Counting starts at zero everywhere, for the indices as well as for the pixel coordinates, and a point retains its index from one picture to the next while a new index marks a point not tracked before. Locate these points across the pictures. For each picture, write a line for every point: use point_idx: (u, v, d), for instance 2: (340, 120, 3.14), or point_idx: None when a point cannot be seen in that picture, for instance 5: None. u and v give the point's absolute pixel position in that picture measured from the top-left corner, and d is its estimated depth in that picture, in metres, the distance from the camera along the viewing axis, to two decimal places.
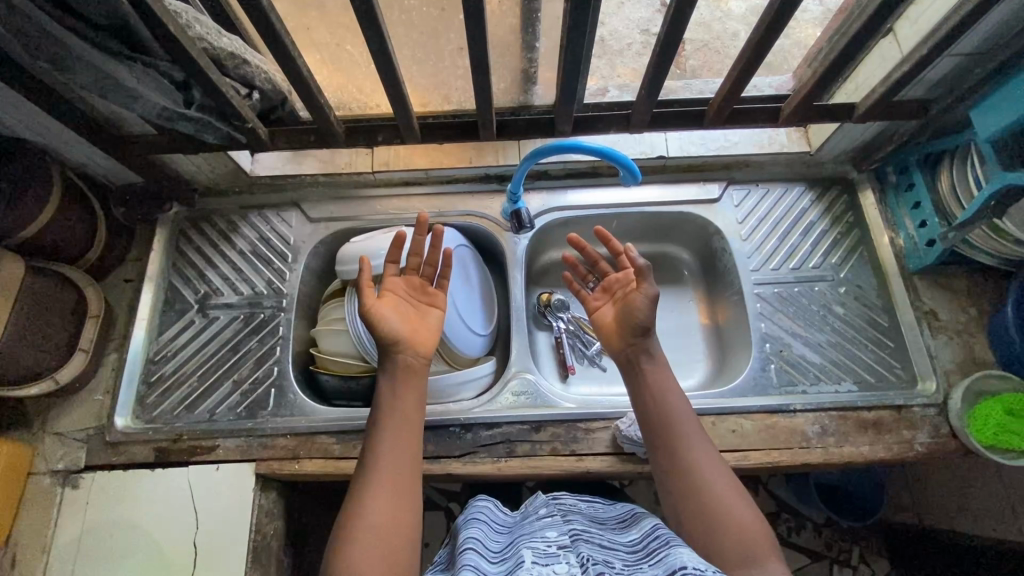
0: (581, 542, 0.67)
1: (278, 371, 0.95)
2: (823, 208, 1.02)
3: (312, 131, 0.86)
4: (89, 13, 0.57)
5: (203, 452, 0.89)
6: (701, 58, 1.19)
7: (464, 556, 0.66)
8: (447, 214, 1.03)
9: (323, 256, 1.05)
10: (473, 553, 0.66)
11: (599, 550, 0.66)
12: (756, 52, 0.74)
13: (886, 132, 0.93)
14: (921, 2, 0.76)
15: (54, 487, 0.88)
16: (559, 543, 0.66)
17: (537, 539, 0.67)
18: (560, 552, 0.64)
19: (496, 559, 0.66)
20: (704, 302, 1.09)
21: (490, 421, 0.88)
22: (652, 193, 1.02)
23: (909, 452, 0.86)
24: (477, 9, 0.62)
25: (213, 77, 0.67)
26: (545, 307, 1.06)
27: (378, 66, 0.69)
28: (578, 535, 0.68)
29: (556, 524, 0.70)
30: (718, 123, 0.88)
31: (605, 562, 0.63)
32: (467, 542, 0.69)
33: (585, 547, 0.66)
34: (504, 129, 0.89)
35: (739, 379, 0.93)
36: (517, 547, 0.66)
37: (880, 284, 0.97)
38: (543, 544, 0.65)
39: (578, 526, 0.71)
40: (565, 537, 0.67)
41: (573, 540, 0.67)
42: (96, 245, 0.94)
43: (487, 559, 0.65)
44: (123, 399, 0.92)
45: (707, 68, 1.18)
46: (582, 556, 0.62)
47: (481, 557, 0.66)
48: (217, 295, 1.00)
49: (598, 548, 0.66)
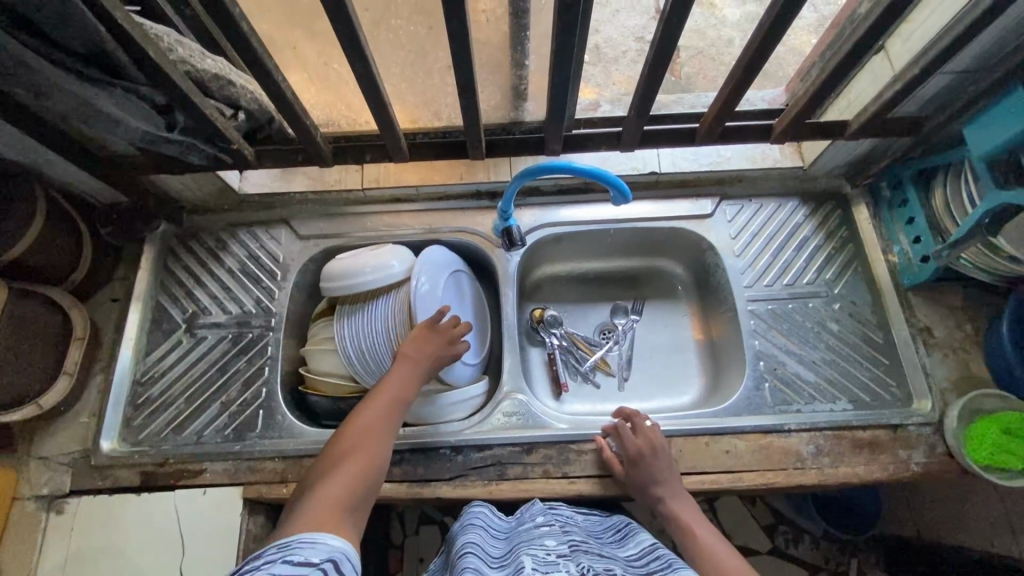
0: (580, 552, 0.68)
1: (266, 393, 0.93)
2: (818, 223, 1.01)
3: (297, 151, 0.85)
4: (65, 41, 0.56)
5: (190, 476, 0.88)
6: (696, 65, 1.18)
7: (464, 558, 0.66)
8: (438, 230, 1.02)
9: (312, 273, 1.04)
10: (473, 556, 0.66)
11: (598, 559, 0.67)
12: (747, 70, 0.73)
13: (879, 148, 0.92)
14: (913, 20, 0.75)
15: (38, 513, 0.86)
16: (558, 552, 0.67)
17: (536, 546, 0.67)
18: (559, 560, 0.64)
19: (496, 564, 0.67)
20: (699, 318, 1.08)
21: (481, 443, 0.86)
22: (644, 209, 1.02)
23: (905, 472, 0.85)
24: (462, 33, 0.61)
25: (196, 100, 0.66)
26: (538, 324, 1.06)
27: (363, 88, 0.68)
28: (577, 545, 0.69)
29: (555, 533, 0.71)
30: (709, 140, 0.88)
31: (606, 569, 0.64)
32: (465, 545, 0.69)
33: (583, 556, 0.66)
34: (493, 147, 0.89)
35: (733, 397, 0.91)
36: (517, 553, 0.67)
37: (875, 300, 0.96)
38: (542, 551, 0.66)
39: (576, 538, 0.72)
40: (564, 546, 0.68)
41: (572, 550, 0.68)
42: (82, 265, 0.93)
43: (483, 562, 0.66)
44: (110, 421, 0.91)
45: (702, 76, 1.17)
46: (582, 565, 0.63)
47: (482, 561, 0.66)
48: (205, 314, 0.98)
49: (597, 558, 0.67)
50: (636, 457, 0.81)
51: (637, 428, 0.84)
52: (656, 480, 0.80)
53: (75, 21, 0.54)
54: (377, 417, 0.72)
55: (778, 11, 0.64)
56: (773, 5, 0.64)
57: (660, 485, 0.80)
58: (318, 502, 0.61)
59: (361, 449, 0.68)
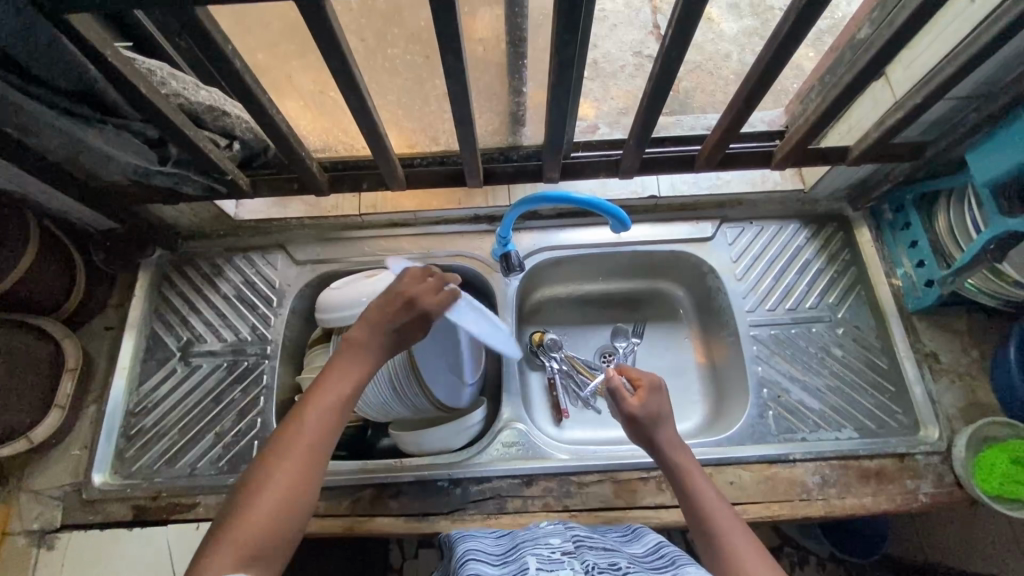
0: (585, 549, 0.65)
1: (261, 423, 0.92)
2: (819, 246, 1.00)
3: (294, 180, 0.85)
4: (52, 78, 0.56)
5: (183, 511, 0.86)
6: (695, 80, 1.17)
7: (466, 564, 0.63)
8: (436, 254, 1.00)
9: (309, 299, 1.03)
10: (475, 560, 0.63)
11: (603, 556, 0.63)
12: (746, 100, 0.72)
13: (880, 172, 0.91)
14: (913, 47, 0.74)
15: (30, 548, 0.85)
16: (562, 550, 0.64)
17: (541, 546, 0.64)
18: (564, 558, 0.61)
19: (498, 563, 0.63)
20: (701, 341, 1.06)
21: (480, 475, 0.85)
22: (644, 233, 1.01)
23: (913, 503, 0.83)
24: (458, 67, 0.61)
25: (190, 134, 0.65)
26: (538, 348, 1.04)
27: (358, 120, 0.68)
28: (582, 542, 0.67)
29: (560, 533, 0.69)
30: (709, 167, 0.87)
31: (611, 566, 0.60)
32: (467, 552, 0.65)
33: (589, 554, 0.63)
34: (492, 176, 0.89)
35: (736, 426, 0.90)
36: (521, 551, 0.63)
37: (879, 324, 0.95)
38: (547, 550, 0.63)
39: (580, 535, 0.69)
40: (569, 543, 0.65)
41: (576, 547, 0.65)
42: (75, 295, 0.91)
43: (484, 564, 0.62)
44: (102, 454, 0.89)
45: (701, 90, 1.16)
46: (588, 562, 0.59)
47: (484, 564, 0.62)
48: (199, 342, 0.97)
49: (602, 555, 0.63)
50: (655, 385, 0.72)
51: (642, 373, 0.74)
52: (665, 416, 0.71)
53: (63, 60, 0.54)
54: (322, 409, 0.60)
55: (777, 44, 0.63)
56: (772, 38, 0.64)
57: (666, 423, 0.71)
58: (237, 531, 0.52)
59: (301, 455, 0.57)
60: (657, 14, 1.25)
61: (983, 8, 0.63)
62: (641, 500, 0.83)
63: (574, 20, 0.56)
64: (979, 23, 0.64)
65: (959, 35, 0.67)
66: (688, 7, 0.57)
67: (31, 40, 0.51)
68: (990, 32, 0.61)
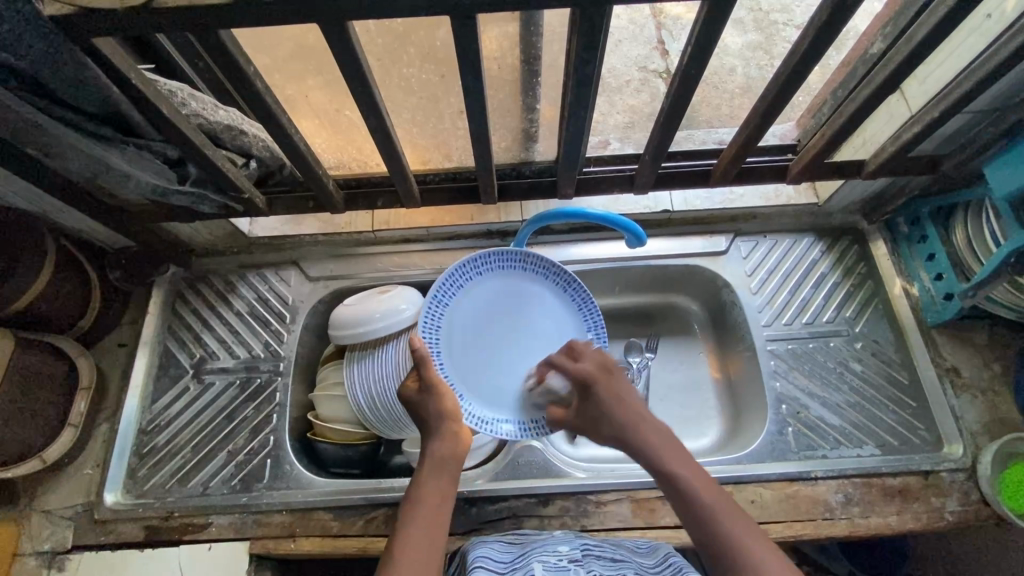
0: (592, 557, 0.65)
1: (274, 441, 0.91)
2: (834, 260, 0.99)
3: (311, 198, 0.85)
4: (78, 101, 0.57)
5: (195, 531, 0.85)
6: (700, 93, 1.17)
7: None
8: (448, 270, 1.01)
9: (323, 315, 1.03)
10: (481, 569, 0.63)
11: (612, 565, 0.64)
12: (761, 119, 0.72)
13: (897, 185, 0.91)
14: (930, 62, 0.74)
15: (40, 569, 0.84)
16: (570, 557, 0.65)
17: (549, 552, 0.65)
18: (571, 566, 0.62)
19: (505, 571, 0.63)
20: (715, 357, 1.05)
21: (496, 495, 0.84)
22: (655, 247, 1.00)
23: (939, 522, 0.82)
24: (477, 87, 0.61)
25: (208, 153, 0.66)
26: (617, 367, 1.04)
27: (377, 139, 0.69)
28: (589, 549, 0.67)
29: (568, 539, 0.69)
30: (725, 181, 0.87)
31: None
32: (476, 559, 0.64)
33: (596, 563, 0.64)
34: (505, 191, 0.90)
35: (754, 443, 0.88)
36: (528, 558, 0.64)
37: (898, 339, 0.94)
38: (554, 557, 0.64)
39: (589, 541, 0.69)
40: (577, 550, 0.66)
41: (584, 554, 0.65)
42: (90, 312, 0.92)
43: None
44: (114, 473, 0.88)
45: (706, 104, 1.16)
46: None
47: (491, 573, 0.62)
48: (212, 359, 0.97)
49: (609, 563, 0.64)
50: (587, 384, 0.75)
51: (580, 358, 0.79)
52: (620, 400, 0.73)
53: (88, 84, 0.55)
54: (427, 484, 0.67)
55: (794, 63, 0.63)
56: (787, 57, 0.64)
57: (622, 403, 0.72)
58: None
59: (421, 536, 0.61)
60: (661, 30, 1.25)
61: (999, 24, 0.63)
62: (660, 520, 0.82)
63: (593, 38, 0.56)
64: (996, 38, 0.64)
65: (980, 49, 0.67)
66: (705, 30, 0.58)
67: (57, 63, 0.51)
68: (1006, 48, 0.61)
